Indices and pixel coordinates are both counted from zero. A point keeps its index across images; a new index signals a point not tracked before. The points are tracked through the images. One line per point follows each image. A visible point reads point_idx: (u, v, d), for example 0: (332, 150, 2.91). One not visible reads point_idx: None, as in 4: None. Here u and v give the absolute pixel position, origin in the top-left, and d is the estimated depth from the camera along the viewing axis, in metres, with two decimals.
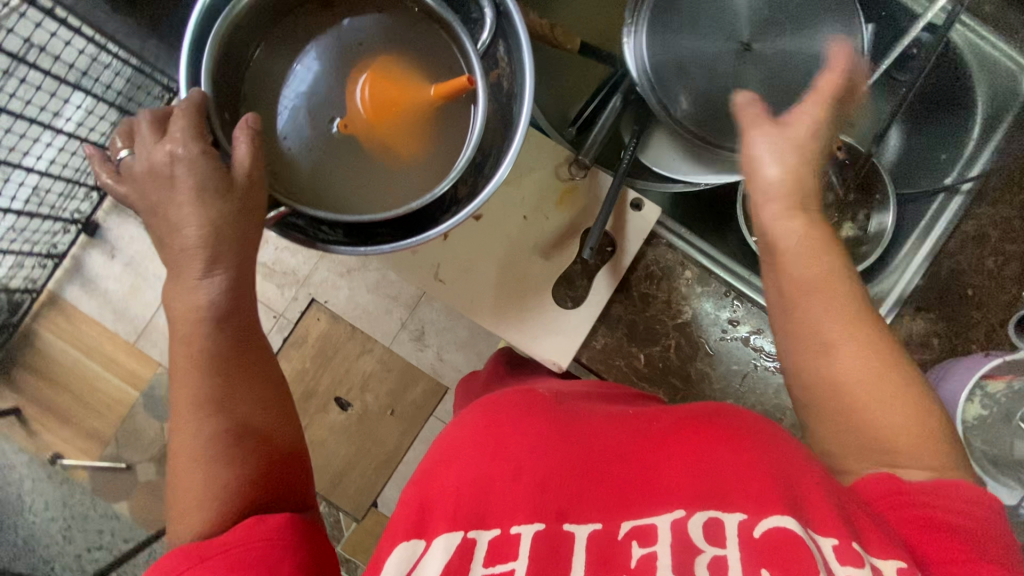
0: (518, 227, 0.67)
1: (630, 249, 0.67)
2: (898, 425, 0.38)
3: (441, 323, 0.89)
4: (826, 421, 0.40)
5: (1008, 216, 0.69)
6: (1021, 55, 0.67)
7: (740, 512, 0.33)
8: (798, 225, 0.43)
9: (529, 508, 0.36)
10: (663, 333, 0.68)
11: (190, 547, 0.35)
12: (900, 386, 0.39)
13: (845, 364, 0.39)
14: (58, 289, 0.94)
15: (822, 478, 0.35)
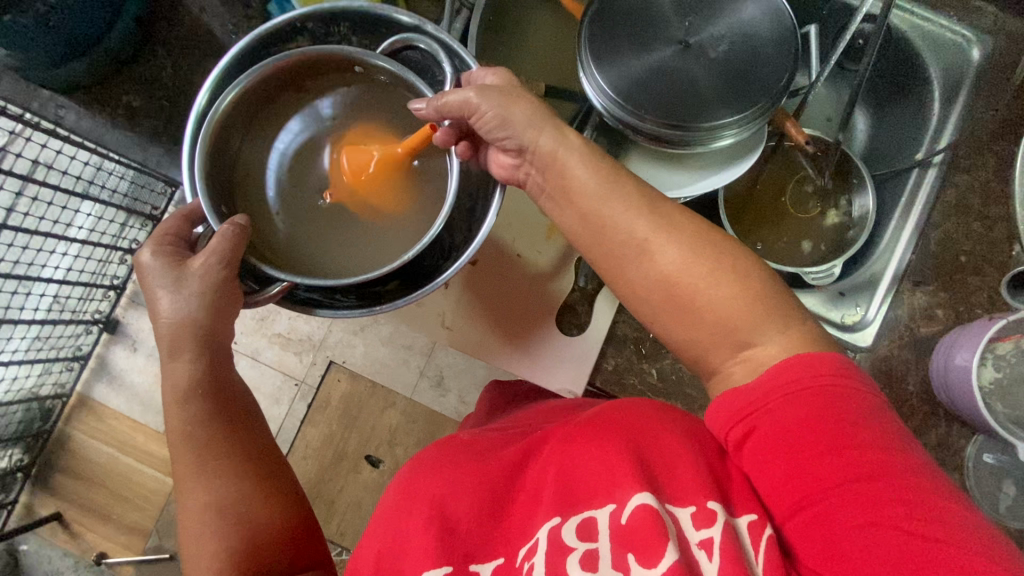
0: (513, 266, 0.70)
1: None
2: (731, 299, 0.42)
3: (459, 365, 0.92)
4: (685, 326, 0.44)
5: (985, 180, 0.70)
6: (961, 28, 0.71)
7: (610, 503, 0.38)
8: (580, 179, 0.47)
9: (435, 552, 0.41)
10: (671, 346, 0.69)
11: None
12: (716, 261, 0.43)
13: (663, 264, 0.44)
14: (85, 390, 0.98)
15: (680, 453, 0.39)
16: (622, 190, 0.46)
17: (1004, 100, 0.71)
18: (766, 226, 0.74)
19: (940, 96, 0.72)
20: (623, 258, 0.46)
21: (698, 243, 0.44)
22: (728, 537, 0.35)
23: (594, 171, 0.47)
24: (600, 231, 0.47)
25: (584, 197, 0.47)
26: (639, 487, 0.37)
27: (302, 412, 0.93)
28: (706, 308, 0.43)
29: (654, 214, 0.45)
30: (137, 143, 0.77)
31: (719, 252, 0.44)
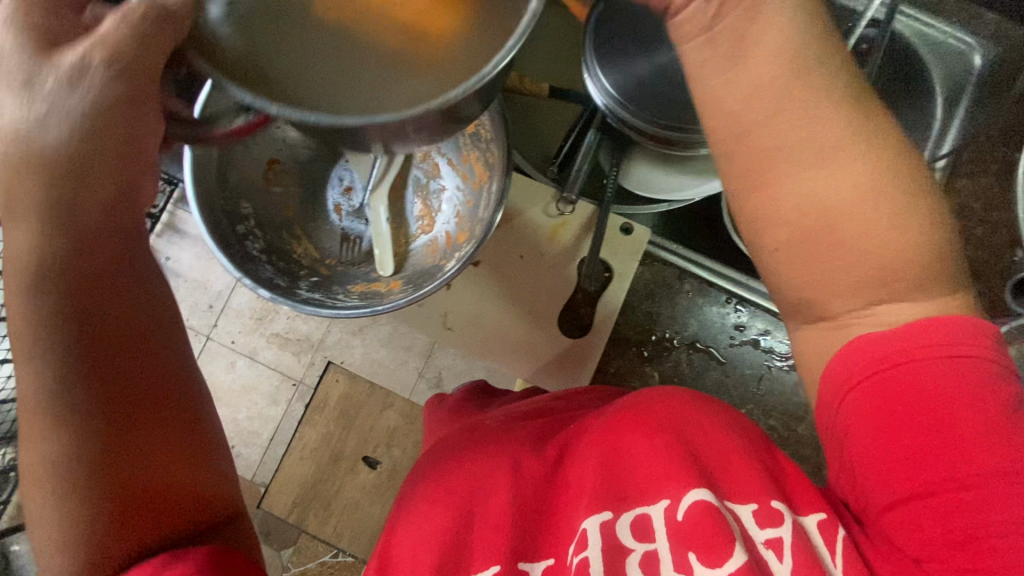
0: (517, 267, 0.70)
1: (628, 270, 0.70)
2: (887, 243, 0.33)
3: (459, 367, 0.90)
4: (807, 262, 0.35)
5: (987, 186, 0.71)
6: (964, 35, 0.72)
7: (665, 499, 0.39)
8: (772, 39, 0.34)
9: (488, 552, 0.41)
10: (672, 349, 0.70)
11: None
12: (887, 194, 0.33)
13: (815, 178, 0.33)
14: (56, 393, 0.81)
15: (733, 449, 0.40)
16: (812, 75, 0.34)
17: (1005, 111, 0.72)
18: None
19: (944, 101, 0.72)
20: (766, 155, 0.34)
21: (875, 165, 0.33)
22: (798, 536, 0.36)
23: (789, 44, 0.34)
24: (755, 115, 0.34)
25: (750, 70, 0.34)
26: (692, 486, 0.38)
27: (300, 413, 0.91)
28: (853, 243, 0.33)
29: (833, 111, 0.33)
30: None
31: (895, 182, 0.33)
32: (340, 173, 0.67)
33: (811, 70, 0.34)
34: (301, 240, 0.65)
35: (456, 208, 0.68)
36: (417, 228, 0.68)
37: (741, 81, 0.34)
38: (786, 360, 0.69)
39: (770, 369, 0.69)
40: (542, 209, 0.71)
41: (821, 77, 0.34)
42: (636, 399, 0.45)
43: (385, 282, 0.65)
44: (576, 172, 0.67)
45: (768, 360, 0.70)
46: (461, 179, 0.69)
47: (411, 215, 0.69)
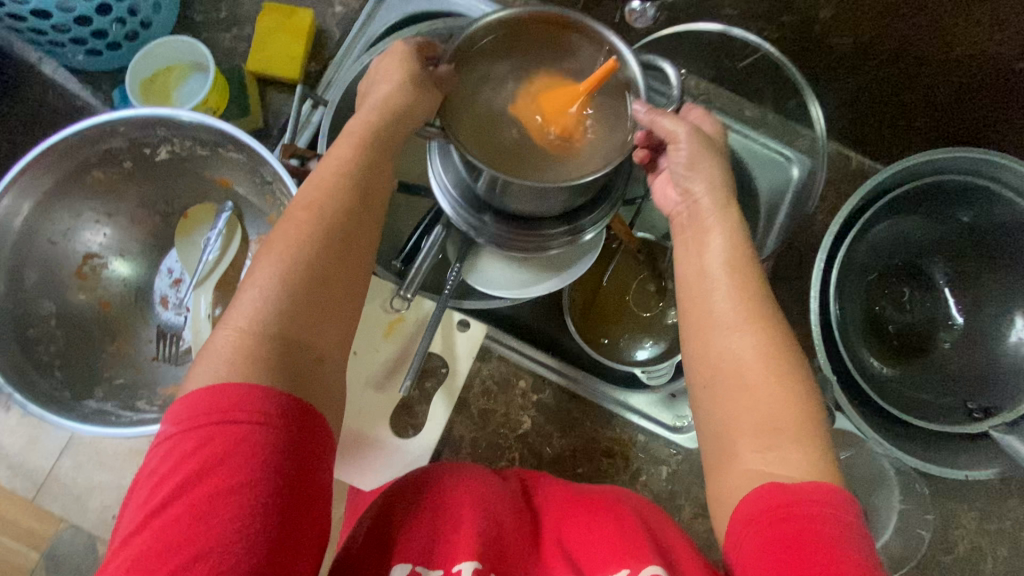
0: (348, 363, 0.69)
1: (463, 369, 0.70)
2: (777, 405, 0.41)
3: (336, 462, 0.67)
4: (723, 406, 0.43)
5: (802, 289, 0.77)
6: (783, 148, 0.77)
7: (624, 569, 0.44)
8: (723, 242, 0.47)
9: (475, 546, 0.46)
10: (505, 446, 0.70)
11: (206, 419, 0.37)
12: (785, 372, 0.42)
13: (731, 343, 0.44)
14: None
15: (691, 554, 0.48)
16: (749, 279, 0.46)
17: (821, 217, 0.78)
18: (610, 323, 0.77)
19: (765, 205, 0.77)
20: (705, 319, 0.45)
21: (780, 347, 0.43)
22: None
23: (732, 247, 0.47)
24: (702, 284, 0.47)
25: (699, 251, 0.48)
26: (651, 562, 0.44)
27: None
28: (754, 399, 0.42)
29: (756, 304, 0.45)
30: None
31: (794, 366, 0.43)
32: (169, 264, 0.63)
33: (746, 276, 0.46)
34: (105, 338, 0.60)
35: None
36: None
37: (695, 262, 0.48)
38: (617, 456, 0.71)
39: (602, 466, 0.71)
40: (379, 303, 0.70)
41: (752, 282, 0.46)
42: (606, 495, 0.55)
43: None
44: (416, 269, 0.67)
45: (598, 459, 0.71)
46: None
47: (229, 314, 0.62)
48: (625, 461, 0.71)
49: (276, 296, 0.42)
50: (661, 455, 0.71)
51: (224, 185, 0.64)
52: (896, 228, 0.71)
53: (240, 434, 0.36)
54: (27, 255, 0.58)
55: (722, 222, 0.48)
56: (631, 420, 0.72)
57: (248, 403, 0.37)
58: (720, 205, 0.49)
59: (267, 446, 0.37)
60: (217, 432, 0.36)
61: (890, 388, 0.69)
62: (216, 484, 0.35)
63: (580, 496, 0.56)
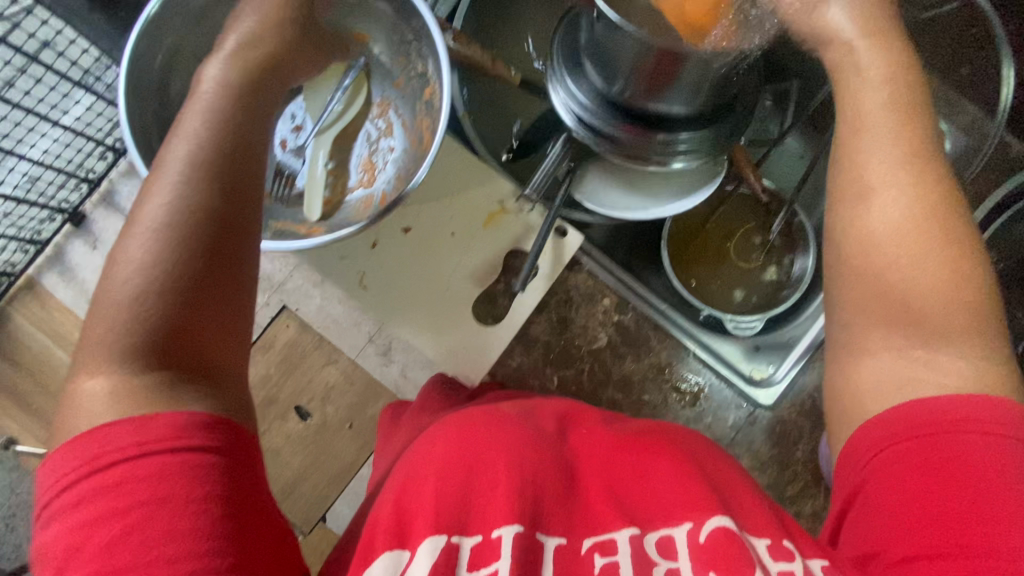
0: (445, 243, 0.69)
1: (554, 273, 0.69)
2: (930, 283, 0.39)
3: (414, 335, 0.69)
4: (864, 283, 0.41)
5: None
6: (942, 121, 0.71)
7: (686, 522, 0.38)
8: (889, 102, 0.42)
9: (512, 507, 0.38)
10: (577, 357, 0.70)
11: (87, 473, 0.31)
12: (947, 245, 0.39)
13: (886, 209, 0.40)
14: (36, 274, 0.83)
15: (757, 501, 0.42)
16: (922, 147, 0.41)
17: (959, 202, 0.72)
18: (706, 265, 0.74)
19: None
20: (855, 185, 0.42)
21: (944, 215, 0.39)
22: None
23: (909, 109, 0.42)
24: (869, 148, 0.42)
25: (855, 100, 0.43)
26: (716, 511, 0.38)
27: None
28: (905, 273, 0.39)
29: (921, 165, 0.40)
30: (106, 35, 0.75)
31: (957, 236, 0.39)
32: (292, 109, 0.65)
33: (913, 130, 0.41)
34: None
35: (397, 169, 0.66)
36: (347, 186, 0.65)
37: (851, 111, 0.43)
38: (685, 394, 0.70)
39: (668, 399, 0.70)
40: (485, 191, 0.70)
41: (917, 137, 0.41)
42: (650, 433, 0.47)
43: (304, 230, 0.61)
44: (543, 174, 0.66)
45: (666, 390, 0.70)
46: (410, 141, 0.66)
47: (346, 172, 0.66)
48: (691, 401, 0.70)
49: (188, 206, 0.36)
50: (730, 403, 0.70)
51: (360, 39, 0.66)
52: None
53: (125, 471, 0.31)
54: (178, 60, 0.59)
55: (890, 82, 0.42)
56: (708, 362, 0.70)
57: (138, 429, 0.32)
58: (891, 52, 0.43)
59: (196, 460, 0.32)
60: (97, 482, 0.31)
61: None
62: (137, 502, 0.30)
63: (624, 437, 0.47)
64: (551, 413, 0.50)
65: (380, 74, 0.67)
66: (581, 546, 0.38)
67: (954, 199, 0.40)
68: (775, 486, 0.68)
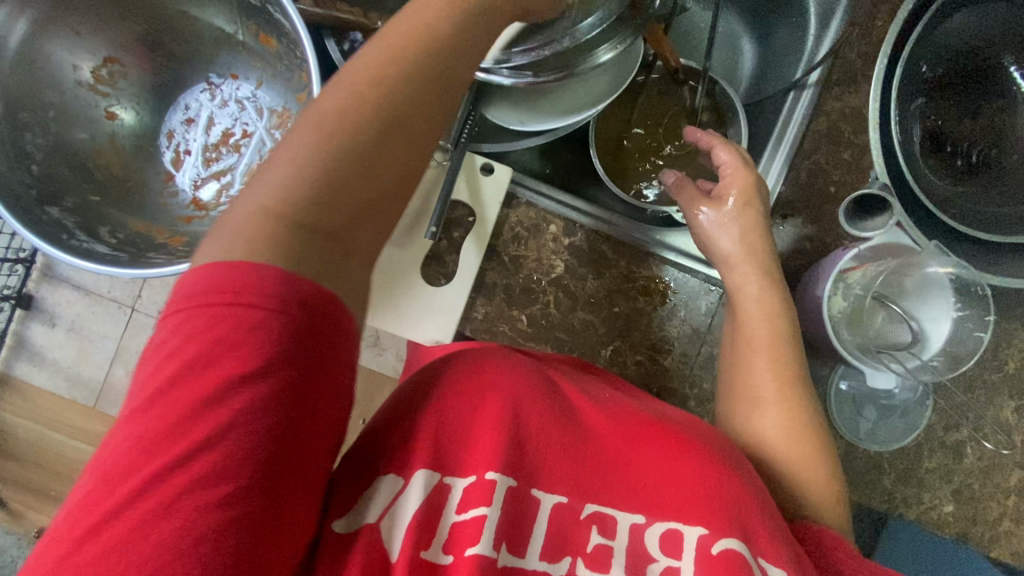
0: None
1: (490, 215, 0.67)
2: (807, 479, 0.50)
3: (366, 316, 0.66)
4: (761, 471, 0.51)
5: (859, 106, 0.68)
6: None
7: (701, 526, 0.39)
8: (753, 282, 0.58)
9: (508, 458, 0.39)
10: (540, 290, 0.68)
11: (196, 294, 0.30)
12: (814, 455, 0.51)
13: (769, 424, 0.52)
14: (6, 368, 0.99)
15: (760, 507, 0.40)
16: (784, 357, 0.54)
17: (881, 23, 0.67)
18: (642, 165, 0.73)
19: (818, 15, 0.70)
20: (747, 395, 0.54)
21: (811, 433, 0.52)
22: None
23: (769, 314, 0.56)
24: (746, 351, 0.55)
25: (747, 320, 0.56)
26: (728, 532, 0.38)
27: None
28: (790, 472, 0.50)
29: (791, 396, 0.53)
30: None
31: (819, 453, 0.51)
32: (187, 101, 0.64)
33: (785, 364, 0.54)
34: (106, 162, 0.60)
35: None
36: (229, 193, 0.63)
37: (745, 336, 0.56)
38: (655, 297, 0.69)
39: (637, 305, 0.69)
40: None
41: (790, 370, 0.54)
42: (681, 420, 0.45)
43: (165, 237, 0.59)
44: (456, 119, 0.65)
45: (634, 297, 0.69)
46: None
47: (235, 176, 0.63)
48: (660, 300, 0.69)
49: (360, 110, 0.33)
50: (698, 291, 0.69)
51: (264, 44, 0.61)
52: (976, 21, 0.63)
53: (254, 320, 0.29)
54: (29, 94, 0.55)
55: (740, 276, 0.58)
56: (668, 260, 0.69)
57: (275, 279, 0.30)
58: (768, 288, 0.57)
59: (257, 422, 0.30)
60: (227, 319, 0.29)
61: (946, 202, 0.64)
62: (196, 357, 0.29)
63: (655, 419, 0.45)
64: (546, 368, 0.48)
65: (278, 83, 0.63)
66: (582, 510, 0.39)
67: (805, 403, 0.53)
68: None
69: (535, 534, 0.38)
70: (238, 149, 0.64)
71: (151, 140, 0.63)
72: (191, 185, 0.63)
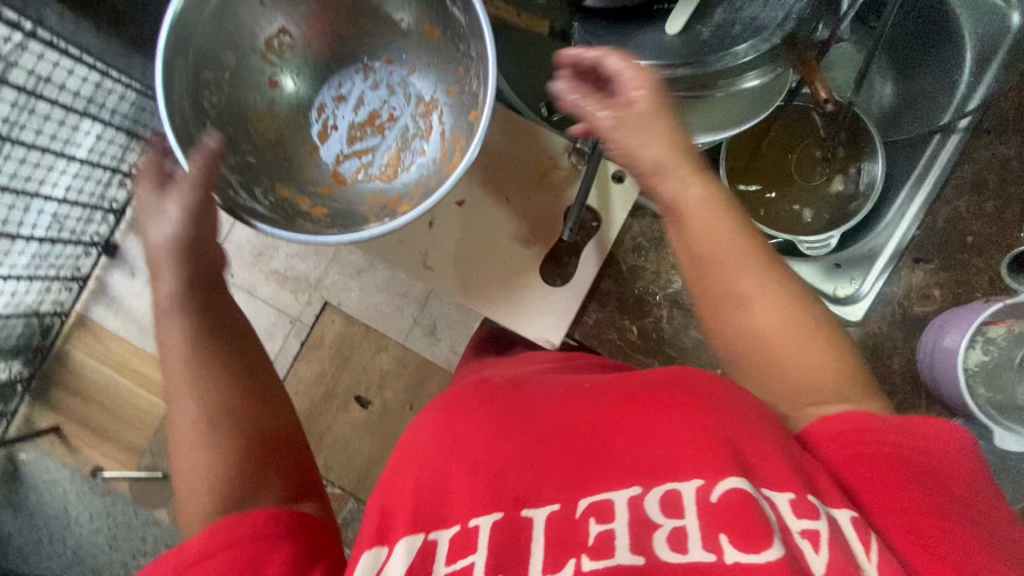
0: (502, 210, 0.68)
1: (616, 222, 0.68)
2: (811, 372, 0.41)
3: (482, 305, 0.68)
4: (754, 373, 0.43)
5: (1007, 156, 0.66)
6: None
7: (696, 478, 0.34)
8: (696, 190, 0.45)
9: (486, 496, 0.36)
10: (654, 304, 0.68)
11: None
12: (813, 339, 0.42)
13: (757, 320, 0.43)
14: (85, 310, 0.98)
15: (767, 437, 0.36)
16: (748, 252, 0.44)
17: None
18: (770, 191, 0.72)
19: (973, 57, 0.67)
20: (724, 295, 0.44)
21: (803, 315, 0.42)
22: (835, 532, 0.31)
23: (705, 208, 0.45)
24: (702, 259, 0.45)
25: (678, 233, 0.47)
26: (727, 472, 0.33)
27: (295, 349, 0.91)
28: (788, 367, 0.41)
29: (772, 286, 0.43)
30: (122, 51, 0.72)
31: (818, 334, 0.42)
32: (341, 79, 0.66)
33: (748, 256, 0.44)
34: (262, 125, 0.63)
35: (414, 178, 0.63)
36: (369, 171, 0.65)
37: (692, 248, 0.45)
38: None
39: None
40: (532, 150, 0.68)
41: (750, 258, 0.44)
42: (657, 381, 0.41)
43: (307, 206, 0.61)
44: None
45: None
46: (438, 155, 0.63)
47: (376, 157, 0.65)
48: None
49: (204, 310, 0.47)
50: None
51: (428, 34, 0.64)
52: None
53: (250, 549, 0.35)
54: (211, 54, 0.58)
55: (680, 181, 0.46)
56: None
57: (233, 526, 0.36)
58: (706, 187, 0.46)
59: (274, 534, 0.36)
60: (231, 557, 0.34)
61: None
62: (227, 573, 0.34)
63: (634, 390, 0.41)
64: (526, 379, 0.48)
65: (432, 77, 0.66)
66: (576, 509, 0.35)
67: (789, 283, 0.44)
68: None
69: (534, 554, 0.33)
70: (381, 131, 0.66)
71: (305, 109, 0.65)
72: (333, 158, 0.65)
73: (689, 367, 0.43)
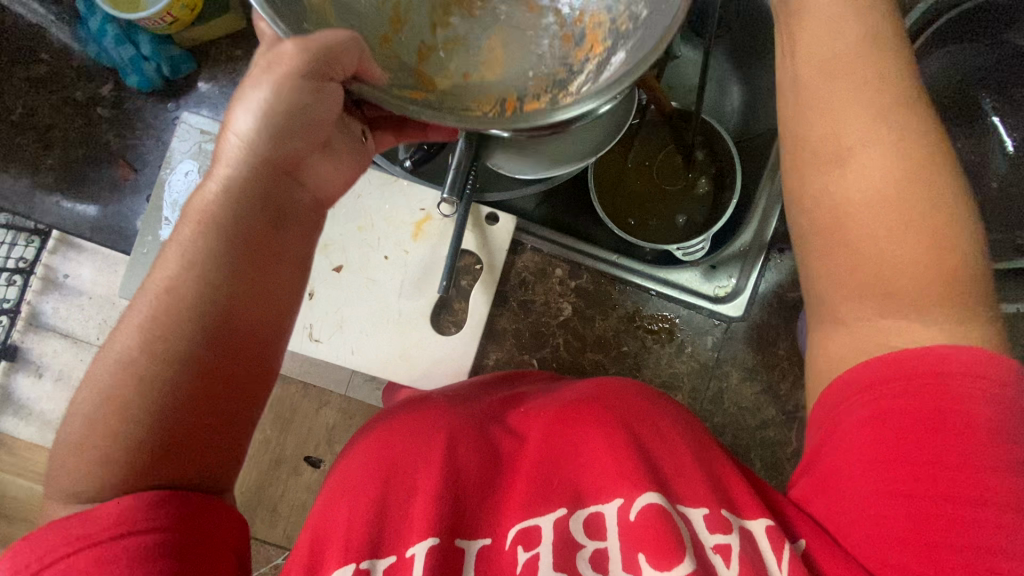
0: (382, 267, 0.67)
1: (497, 260, 0.68)
2: (892, 246, 0.38)
3: (380, 362, 0.66)
4: (840, 255, 0.39)
5: None
6: None
7: (618, 497, 0.39)
8: (837, 40, 0.41)
9: (425, 521, 0.38)
10: (549, 333, 0.69)
11: (28, 543, 0.32)
12: (905, 200, 0.37)
13: (866, 177, 0.38)
14: None
15: (685, 454, 0.41)
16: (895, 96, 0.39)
17: None
18: (638, 203, 0.74)
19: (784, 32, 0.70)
20: (834, 147, 0.40)
21: (903, 138, 0.38)
22: (744, 545, 0.37)
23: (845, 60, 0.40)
24: (821, 110, 0.41)
25: (820, 62, 0.41)
26: (645, 489, 0.38)
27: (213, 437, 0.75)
28: (875, 256, 0.38)
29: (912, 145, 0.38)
30: None
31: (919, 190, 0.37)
32: (184, 165, 0.65)
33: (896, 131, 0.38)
34: None
35: (536, 66, 0.46)
36: (464, 71, 0.46)
37: (815, 110, 0.41)
38: (658, 334, 0.70)
39: (644, 344, 0.70)
40: (404, 202, 0.68)
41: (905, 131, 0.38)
42: (594, 397, 0.46)
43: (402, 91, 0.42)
44: (455, 172, 0.56)
45: (642, 335, 0.70)
46: (561, 40, 0.46)
47: (469, 50, 0.47)
48: (669, 338, 0.71)
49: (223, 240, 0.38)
50: (703, 326, 0.71)
51: None
52: (951, 58, 0.66)
53: (117, 552, 0.31)
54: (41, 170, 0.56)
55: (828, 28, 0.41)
56: (671, 297, 0.71)
57: (96, 526, 0.32)
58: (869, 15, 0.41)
59: (147, 538, 0.32)
60: (95, 554, 0.31)
61: None
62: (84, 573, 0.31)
63: (571, 402, 0.46)
64: (495, 398, 0.52)
65: None
66: (507, 539, 0.39)
67: (902, 129, 0.39)
68: (769, 387, 0.70)
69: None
70: (475, 19, 0.48)
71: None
72: (415, 52, 0.46)
73: (614, 380, 0.49)
